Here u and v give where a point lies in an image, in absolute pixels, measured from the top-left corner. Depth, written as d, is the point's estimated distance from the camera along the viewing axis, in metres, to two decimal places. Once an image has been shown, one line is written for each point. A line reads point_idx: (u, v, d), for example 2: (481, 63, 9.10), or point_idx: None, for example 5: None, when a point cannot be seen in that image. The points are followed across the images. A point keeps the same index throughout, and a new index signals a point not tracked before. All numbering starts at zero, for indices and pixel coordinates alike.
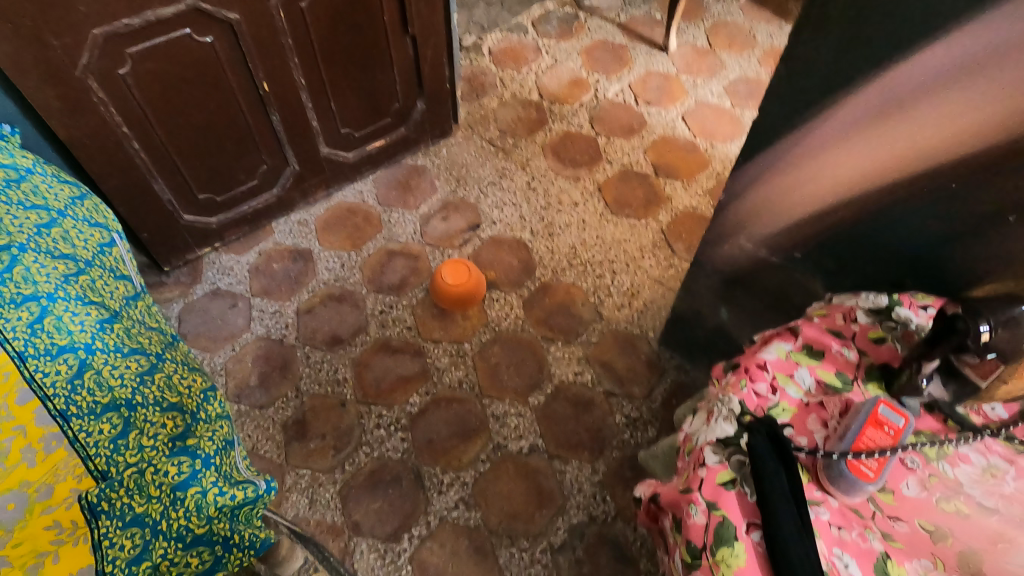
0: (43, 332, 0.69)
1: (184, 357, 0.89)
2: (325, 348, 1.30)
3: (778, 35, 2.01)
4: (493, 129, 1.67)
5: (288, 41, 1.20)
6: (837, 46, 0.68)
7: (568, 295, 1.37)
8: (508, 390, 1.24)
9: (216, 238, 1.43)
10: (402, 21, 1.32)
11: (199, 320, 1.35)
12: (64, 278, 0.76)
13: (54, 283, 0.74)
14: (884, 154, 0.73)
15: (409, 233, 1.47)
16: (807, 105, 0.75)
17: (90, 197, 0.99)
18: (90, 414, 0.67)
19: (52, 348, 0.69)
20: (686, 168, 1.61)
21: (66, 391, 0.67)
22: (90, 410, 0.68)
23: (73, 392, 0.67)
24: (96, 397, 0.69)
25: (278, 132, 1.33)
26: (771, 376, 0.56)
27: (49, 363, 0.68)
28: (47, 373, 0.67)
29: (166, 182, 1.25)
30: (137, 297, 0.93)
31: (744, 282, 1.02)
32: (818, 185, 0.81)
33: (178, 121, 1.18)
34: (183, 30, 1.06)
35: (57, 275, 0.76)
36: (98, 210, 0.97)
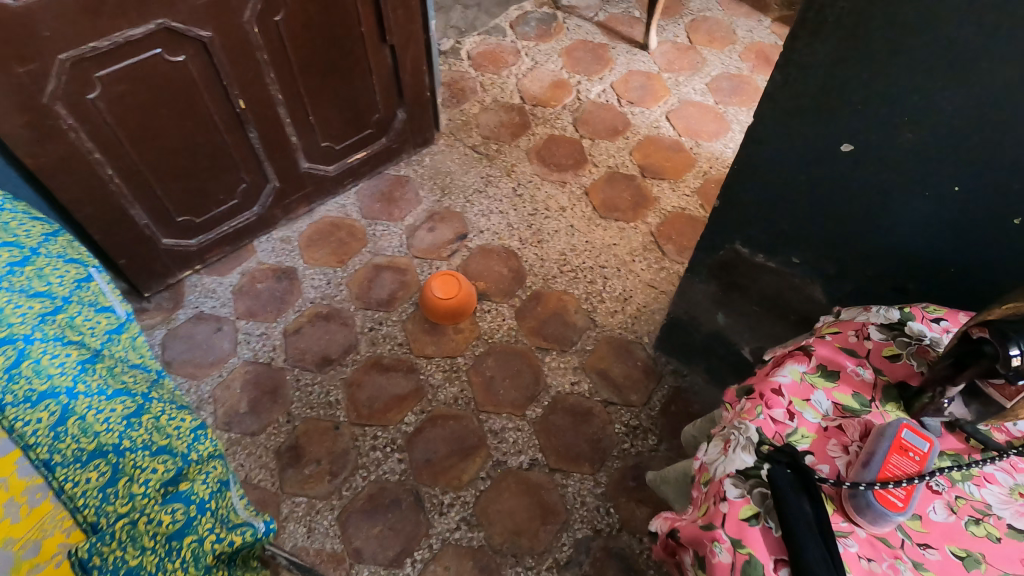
0: (21, 377, 0.71)
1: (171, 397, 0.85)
2: (315, 369, 1.26)
3: (758, 30, 2.01)
4: (476, 136, 1.64)
5: (263, 56, 1.16)
6: (833, 52, 0.66)
7: (561, 303, 1.35)
8: (505, 404, 1.22)
9: (197, 260, 1.38)
10: (379, 31, 1.29)
11: (183, 346, 1.31)
12: (41, 319, 0.78)
13: (32, 325, 0.76)
14: (882, 159, 0.72)
15: (396, 246, 1.44)
16: (803, 110, 0.73)
17: (63, 232, 0.95)
18: (76, 462, 0.68)
19: (31, 395, 0.70)
20: (672, 168, 1.60)
21: (49, 438, 0.69)
22: (76, 458, 0.68)
23: (57, 439, 0.69)
24: (82, 443, 0.69)
25: (256, 149, 1.29)
26: (787, 401, 0.53)
27: (29, 411, 0.69)
28: (28, 422, 0.69)
29: (143, 207, 1.21)
30: (122, 328, 0.89)
31: (741, 287, 1.01)
32: (815, 191, 0.80)
33: (152, 142, 1.14)
34: (154, 50, 1.02)
35: (34, 315, 0.77)
36: (74, 246, 0.94)
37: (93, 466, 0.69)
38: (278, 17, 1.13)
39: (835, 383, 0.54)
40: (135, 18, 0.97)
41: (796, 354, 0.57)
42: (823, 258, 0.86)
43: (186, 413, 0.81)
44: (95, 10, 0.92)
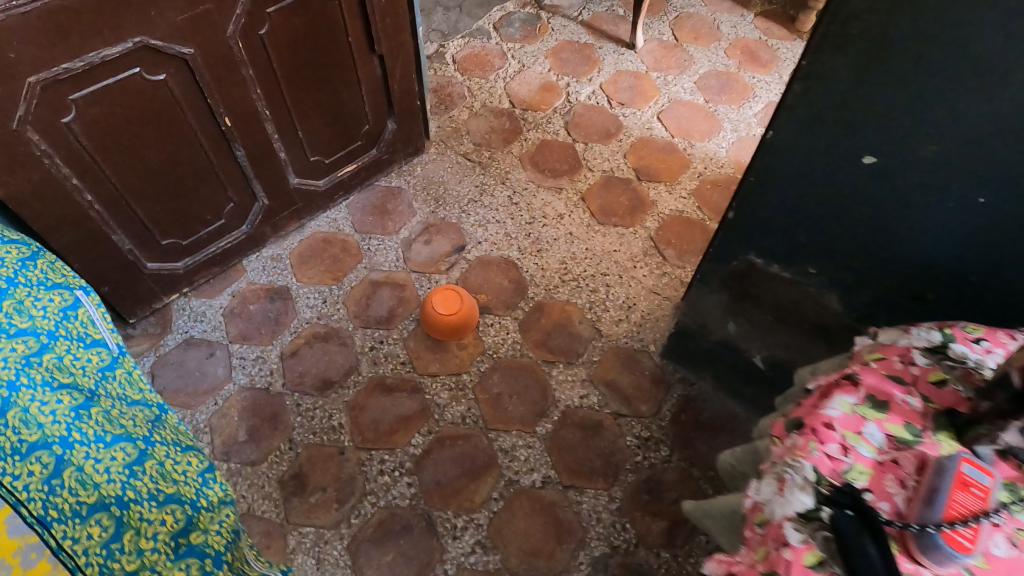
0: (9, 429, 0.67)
1: (176, 436, 0.85)
2: (316, 393, 1.22)
3: (742, 25, 2.00)
4: (467, 143, 1.61)
5: (248, 71, 1.11)
6: (859, 63, 0.64)
7: (564, 314, 1.33)
8: (514, 421, 1.20)
9: (184, 283, 1.33)
10: (367, 40, 1.25)
11: (175, 373, 1.26)
12: (25, 361, 0.71)
13: (15, 370, 0.70)
14: (905, 172, 0.70)
15: (392, 260, 1.40)
16: (823, 122, 0.71)
17: (44, 251, 0.88)
18: (75, 517, 0.67)
19: (21, 447, 0.67)
20: (667, 170, 1.58)
21: (43, 493, 0.67)
22: (75, 512, 0.68)
23: (50, 493, 0.67)
24: (80, 497, 0.68)
25: (244, 167, 1.24)
26: (840, 435, 0.52)
27: (19, 465, 0.67)
28: (17, 476, 0.66)
29: (125, 232, 1.16)
30: (116, 363, 0.84)
31: (754, 297, 0.99)
32: (834, 203, 0.79)
33: (133, 165, 1.09)
34: (132, 69, 0.97)
35: (17, 357, 0.71)
36: (56, 270, 0.85)
37: (93, 520, 0.68)
38: (262, 31, 1.08)
39: (886, 415, 0.53)
40: (110, 37, 0.91)
41: (843, 383, 0.56)
42: (840, 268, 0.85)
43: (193, 453, 0.83)
44: (67, 30, 0.86)
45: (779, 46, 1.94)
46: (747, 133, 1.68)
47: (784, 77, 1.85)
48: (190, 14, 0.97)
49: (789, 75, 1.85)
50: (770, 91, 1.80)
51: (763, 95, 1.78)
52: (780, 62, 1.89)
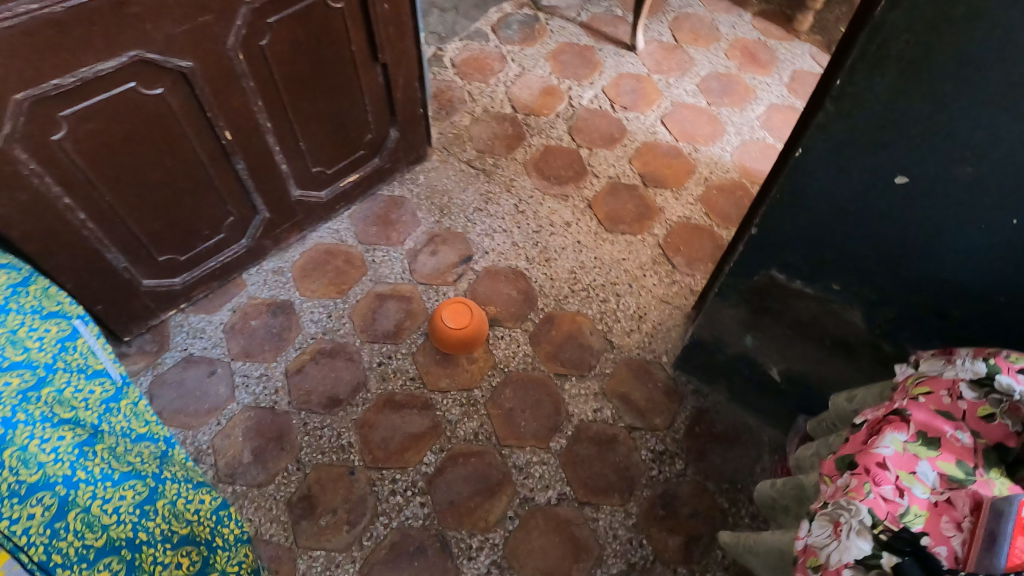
0: (6, 469, 0.63)
1: (183, 470, 0.82)
2: (323, 411, 1.20)
3: (741, 25, 1.98)
4: (470, 150, 1.58)
5: (249, 83, 1.08)
6: (895, 84, 0.63)
7: (575, 325, 1.31)
8: (528, 436, 1.18)
9: (182, 299, 1.30)
10: (371, 48, 1.22)
11: (175, 393, 1.22)
12: (19, 397, 0.68)
13: (10, 406, 0.66)
14: (938, 193, 0.69)
15: (398, 272, 1.37)
16: (855, 141, 0.70)
17: (37, 278, 0.84)
18: (81, 562, 0.67)
19: (20, 488, 0.64)
20: (673, 176, 1.56)
21: (46, 536, 0.64)
22: (81, 556, 0.67)
23: (53, 537, 0.65)
24: (87, 541, 0.67)
25: (244, 180, 1.20)
26: (894, 476, 0.50)
27: (19, 507, 0.63)
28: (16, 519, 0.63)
29: (121, 250, 1.12)
30: (120, 394, 0.80)
31: (773, 311, 0.98)
32: (861, 222, 0.77)
33: (128, 181, 1.05)
34: (128, 83, 0.93)
35: (11, 394, 0.68)
36: (51, 295, 0.82)
37: (103, 563, 0.69)
38: (263, 41, 1.04)
39: (938, 452, 0.51)
40: (104, 51, 0.87)
41: (892, 420, 0.54)
42: (865, 286, 0.83)
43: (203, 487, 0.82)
44: (56, 44, 0.83)
45: (778, 47, 1.92)
46: (751, 137, 1.67)
47: (785, 78, 1.83)
48: (189, 26, 0.94)
49: (790, 77, 1.84)
50: (771, 92, 1.79)
51: (764, 98, 1.77)
52: (780, 63, 1.88)
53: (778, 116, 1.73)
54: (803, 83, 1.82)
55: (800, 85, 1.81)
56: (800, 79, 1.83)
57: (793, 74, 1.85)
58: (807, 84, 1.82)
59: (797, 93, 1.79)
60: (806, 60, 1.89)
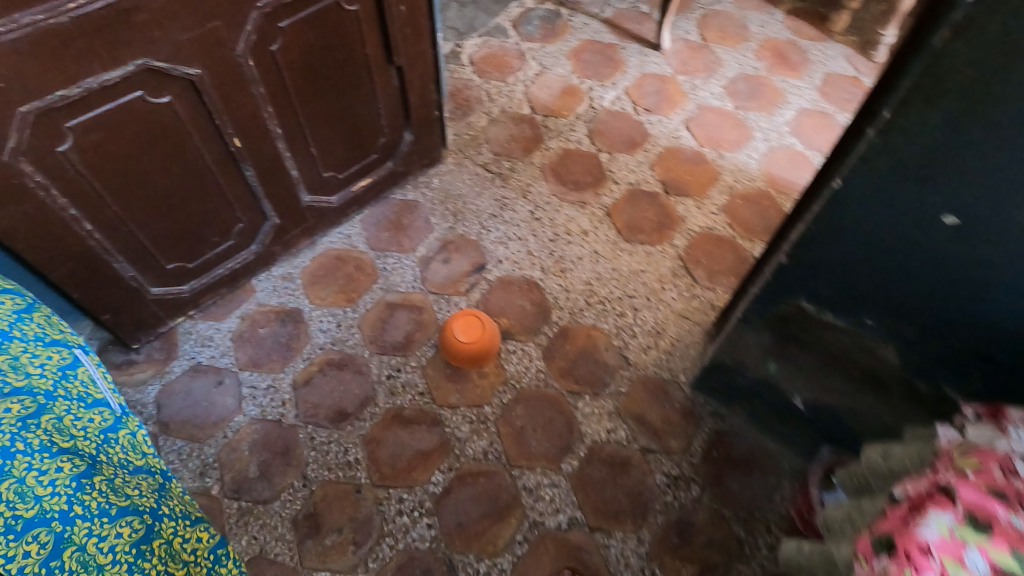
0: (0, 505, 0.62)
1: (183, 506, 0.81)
2: (330, 425, 1.17)
3: (772, 24, 1.90)
4: (486, 152, 1.53)
5: (259, 90, 1.04)
6: (951, 119, 0.57)
7: (590, 340, 1.27)
8: (539, 457, 1.14)
9: (190, 306, 1.28)
10: (385, 51, 1.17)
11: (182, 403, 1.21)
12: (18, 426, 0.66)
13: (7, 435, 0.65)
14: (992, 236, 0.63)
15: (409, 280, 1.33)
16: (900, 175, 0.64)
17: (40, 304, 0.83)
18: None
19: (16, 524, 0.62)
20: (696, 183, 1.50)
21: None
22: None
23: None
24: None
25: (253, 188, 1.17)
26: (939, 564, 0.45)
27: (15, 544, 0.62)
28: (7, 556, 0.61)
29: (127, 258, 1.10)
30: (120, 424, 0.78)
31: (801, 341, 0.93)
32: (904, 259, 0.72)
33: (135, 192, 1.03)
34: (135, 92, 0.91)
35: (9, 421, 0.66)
36: (52, 323, 0.81)
37: None
38: (274, 46, 1.01)
39: (990, 539, 0.45)
40: (110, 60, 0.85)
41: (938, 497, 0.49)
42: (904, 323, 0.78)
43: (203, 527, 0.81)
44: (60, 54, 0.80)
45: (810, 48, 1.85)
46: (779, 143, 1.61)
47: (816, 81, 1.76)
48: (198, 32, 0.90)
49: (821, 80, 1.76)
50: (801, 96, 1.72)
51: (794, 102, 1.70)
52: (811, 65, 1.80)
53: (808, 121, 1.66)
54: (835, 86, 1.75)
55: (831, 89, 1.74)
56: (832, 83, 1.76)
57: (824, 77, 1.77)
58: (839, 88, 1.75)
59: (829, 98, 1.72)
60: (839, 63, 1.81)
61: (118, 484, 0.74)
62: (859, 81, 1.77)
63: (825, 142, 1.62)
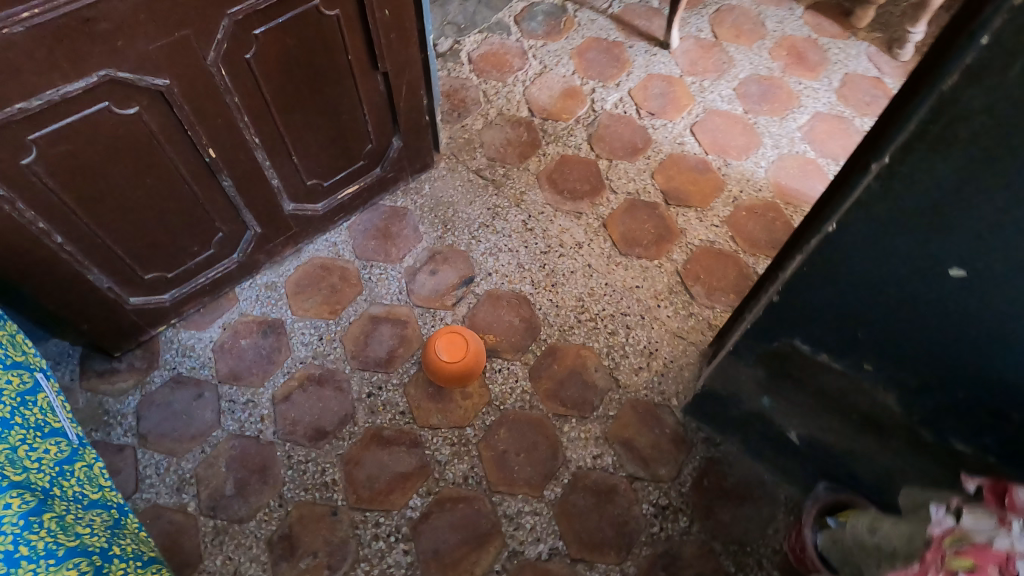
0: None
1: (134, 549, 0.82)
2: (309, 443, 1.14)
3: (790, 20, 1.81)
4: (480, 157, 1.47)
5: (234, 99, 0.99)
6: (960, 170, 0.52)
7: (579, 360, 1.22)
8: (521, 483, 1.10)
9: (172, 314, 1.25)
10: (370, 57, 1.12)
11: (161, 416, 1.18)
12: None
13: None
14: (1003, 291, 0.57)
15: (394, 293, 1.29)
16: (901, 222, 0.59)
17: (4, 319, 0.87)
18: None
19: None
20: (698, 194, 1.44)
21: None
22: None
23: None
24: None
25: (233, 198, 1.13)
26: None
27: None
28: None
29: (104, 270, 1.07)
30: (76, 455, 0.85)
31: (795, 379, 0.88)
32: (906, 307, 0.66)
33: (109, 204, 0.99)
34: (100, 104, 0.86)
35: None
36: (14, 342, 0.86)
37: None
38: (249, 54, 0.96)
39: None
40: (71, 72, 0.80)
41: None
42: (904, 371, 0.72)
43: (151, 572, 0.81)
44: (17, 67, 0.76)
45: (831, 46, 1.75)
46: (789, 150, 1.53)
47: (834, 82, 1.67)
48: (165, 41, 0.85)
49: (840, 81, 1.68)
50: (817, 99, 1.63)
51: (809, 105, 1.62)
52: (830, 65, 1.71)
53: (823, 126, 1.58)
54: (855, 88, 1.66)
55: (850, 91, 1.65)
56: (852, 84, 1.67)
57: (843, 77, 1.68)
58: (859, 89, 1.66)
59: (847, 100, 1.64)
60: (861, 62, 1.72)
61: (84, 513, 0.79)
62: (882, 82, 1.68)
63: (840, 149, 1.54)
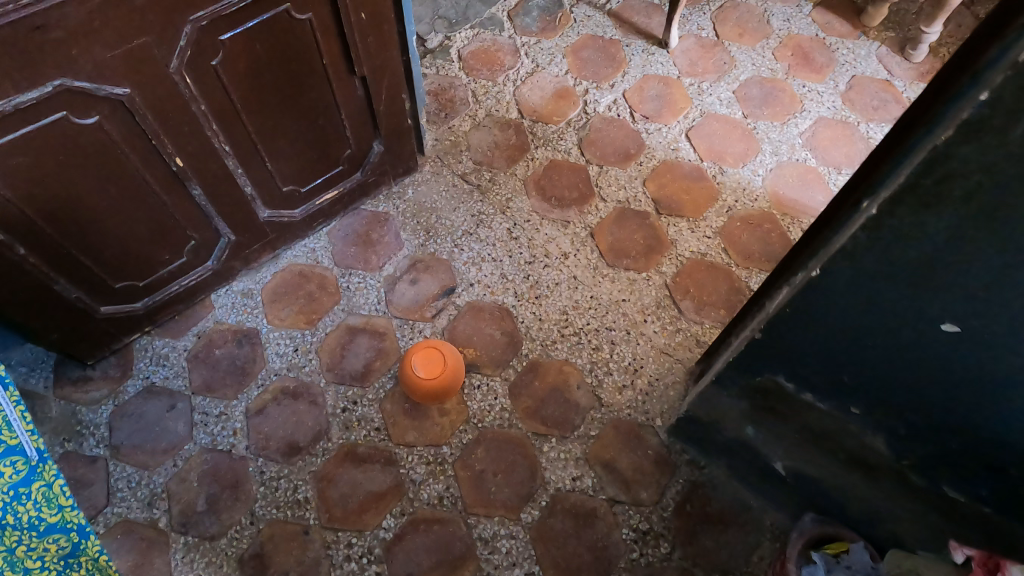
0: None
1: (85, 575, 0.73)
2: (281, 459, 1.11)
3: (797, 18, 1.74)
4: (466, 161, 1.43)
5: (201, 107, 0.95)
6: (953, 227, 0.48)
7: (561, 376, 1.19)
8: (497, 505, 1.08)
9: (146, 322, 1.21)
10: (346, 62, 1.07)
11: (133, 427, 1.14)
12: None
13: None
14: (997, 351, 0.54)
15: (373, 303, 1.26)
16: (887, 272, 0.55)
17: None
18: None
19: None
20: (691, 203, 1.40)
21: None
22: None
23: None
24: None
25: (204, 207, 1.10)
26: None
27: None
28: None
29: (72, 280, 1.03)
30: (34, 475, 0.67)
31: (778, 413, 0.84)
32: (891, 356, 0.62)
33: (74, 216, 0.94)
34: (57, 114, 0.81)
35: None
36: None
37: None
38: (216, 61, 0.91)
39: None
40: (23, 81, 0.75)
41: None
42: (891, 416, 0.69)
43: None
44: None
45: (838, 46, 1.69)
46: (789, 157, 1.48)
47: (840, 85, 1.61)
48: (124, 49, 0.81)
49: (847, 83, 1.62)
50: (821, 103, 1.58)
51: (812, 110, 1.56)
52: (837, 66, 1.65)
53: (826, 132, 1.53)
54: (862, 92, 1.60)
55: (857, 95, 1.60)
56: (859, 87, 1.61)
57: (850, 80, 1.62)
58: (866, 93, 1.60)
59: (852, 104, 1.58)
60: (870, 63, 1.66)
61: (13, 556, 0.69)
62: (891, 85, 1.62)
63: (842, 156, 1.49)
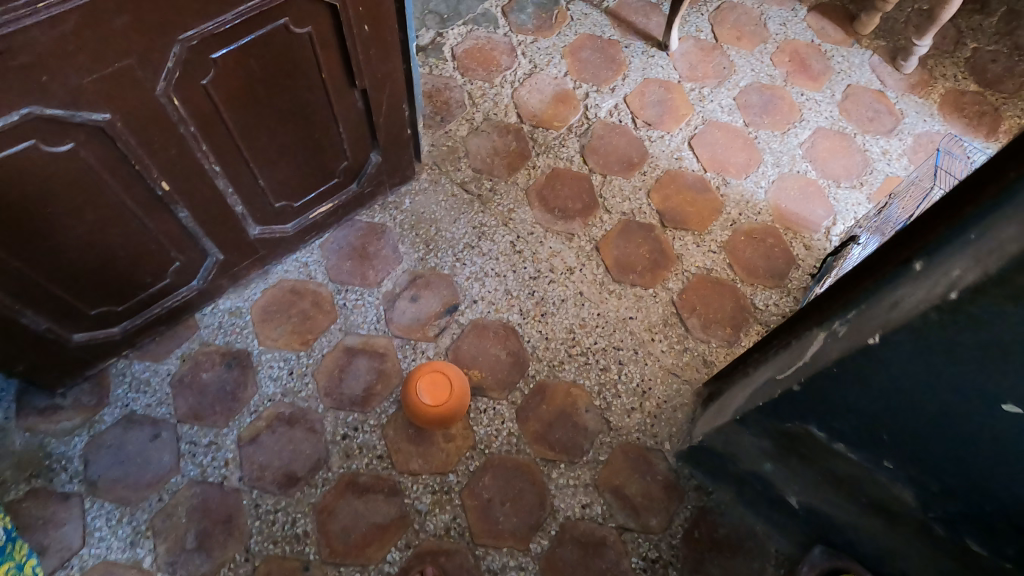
0: None
1: None
2: (278, 491, 1.05)
3: (793, 22, 1.72)
4: (465, 168, 1.37)
5: (189, 128, 0.87)
6: None
7: (570, 400, 1.15)
8: (505, 535, 1.04)
9: (124, 346, 1.13)
10: (346, 74, 1.00)
11: (112, 460, 1.07)
12: None
13: None
14: None
15: (371, 321, 1.20)
16: (955, 347, 0.53)
17: None
18: None
19: None
20: (697, 216, 1.37)
21: None
22: None
23: None
24: None
25: (190, 228, 1.02)
26: None
27: None
28: None
29: (41, 311, 0.94)
30: None
31: (807, 455, 0.83)
32: (942, 426, 0.60)
33: (44, 246, 0.86)
34: (25, 143, 0.72)
35: None
36: None
37: None
38: (206, 80, 0.83)
39: None
40: None
41: None
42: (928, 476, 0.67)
43: None
44: None
45: (834, 53, 1.68)
46: (790, 169, 1.46)
47: (837, 95, 1.60)
48: (104, 72, 0.72)
49: (843, 93, 1.61)
50: (819, 113, 1.57)
51: (811, 120, 1.55)
52: (833, 75, 1.64)
53: (825, 143, 1.52)
54: (858, 102, 1.59)
55: (853, 105, 1.59)
56: (855, 97, 1.60)
57: (846, 89, 1.61)
58: (862, 103, 1.59)
59: (849, 115, 1.57)
60: (864, 72, 1.65)
61: None
62: (885, 96, 1.62)
63: (841, 169, 1.48)
